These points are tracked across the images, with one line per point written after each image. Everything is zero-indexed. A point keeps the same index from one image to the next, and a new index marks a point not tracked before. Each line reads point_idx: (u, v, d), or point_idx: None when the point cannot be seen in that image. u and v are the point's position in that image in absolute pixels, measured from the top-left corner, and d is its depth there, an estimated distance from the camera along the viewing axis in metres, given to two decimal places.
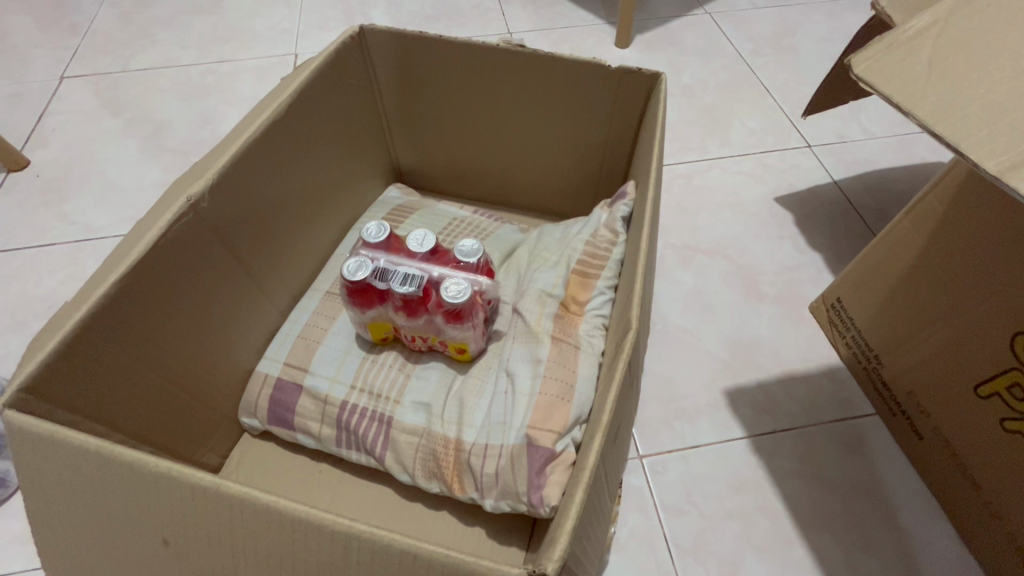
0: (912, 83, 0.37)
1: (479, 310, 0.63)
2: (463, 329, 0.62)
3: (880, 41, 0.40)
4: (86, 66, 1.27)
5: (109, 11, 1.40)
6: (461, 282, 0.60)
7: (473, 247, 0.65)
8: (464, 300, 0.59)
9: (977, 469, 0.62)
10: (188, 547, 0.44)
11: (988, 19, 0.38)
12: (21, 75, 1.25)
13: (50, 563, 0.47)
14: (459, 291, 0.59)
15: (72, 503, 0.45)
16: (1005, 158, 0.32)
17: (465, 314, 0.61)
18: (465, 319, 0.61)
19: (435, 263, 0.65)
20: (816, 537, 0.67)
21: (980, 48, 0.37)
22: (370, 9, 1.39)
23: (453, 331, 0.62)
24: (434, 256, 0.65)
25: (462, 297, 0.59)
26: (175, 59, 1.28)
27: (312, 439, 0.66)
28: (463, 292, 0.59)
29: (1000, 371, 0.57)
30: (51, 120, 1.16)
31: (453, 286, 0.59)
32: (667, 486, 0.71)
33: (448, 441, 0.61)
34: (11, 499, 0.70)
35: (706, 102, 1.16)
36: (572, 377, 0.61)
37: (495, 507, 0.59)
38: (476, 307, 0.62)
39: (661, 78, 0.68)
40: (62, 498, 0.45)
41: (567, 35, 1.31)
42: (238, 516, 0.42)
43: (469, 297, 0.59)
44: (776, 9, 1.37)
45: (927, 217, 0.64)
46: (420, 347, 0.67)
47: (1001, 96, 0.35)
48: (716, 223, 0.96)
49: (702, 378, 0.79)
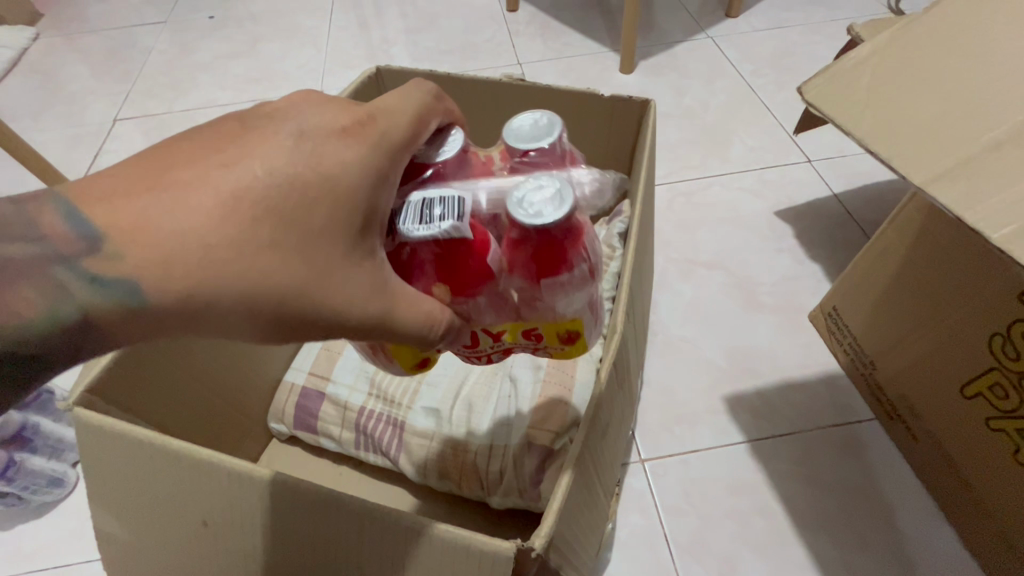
0: (854, 107, 0.42)
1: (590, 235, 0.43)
2: (577, 268, 0.40)
3: (825, 71, 0.45)
4: (135, 109, 1.40)
5: (156, 59, 1.55)
6: (554, 183, 0.40)
7: (534, 134, 0.48)
8: (568, 212, 0.39)
9: (968, 468, 0.64)
10: (223, 526, 0.50)
11: (919, 45, 0.43)
12: (80, 119, 1.39)
13: (119, 542, 0.55)
14: (555, 197, 0.39)
15: (130, 487, 0.52)
16: (931, 171, 0.36)
17: (576, 236, 0.40)
18: (578, 246, 0.40)
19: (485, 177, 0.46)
20: (813, 537, 0.70)
21: (912, 72, 0.42)
22: (390, 46, 1.50)
23: (562, 277, 0.40)
24: (475, 172, 0.47)
25: (563, 207, 0.39)
26: (214, 100, 1.40)
27: (334, 442, 0.71)
28: (562, 197, 0.39)
29: (982, 372, 0.60)
30: (104, 158, 1.28)
31: (540, 189, 0.40)
32: (667, 488, 0.74)
33: (456, 442, 0.66)
34: (71, 495, 0.78)
35: (706, 122, 1.21)
36: (570, 381, 0.66)
37: (501, 503, 0.63)
38: (584, 226, 0.42)
39: (650, 104, 0.72)
40: (124, 484, 0.52)
41: (573, 64, 1.39)
42: (270, 500, 0.48)
43: (575, 204, 0.39)
44: (775, 31, 1.42)
45: (909, 224, 0.67)
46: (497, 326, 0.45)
47: (929, 114, 0.39)
48: (716, 237, 1.00)
49: (702, 385, 0.82)
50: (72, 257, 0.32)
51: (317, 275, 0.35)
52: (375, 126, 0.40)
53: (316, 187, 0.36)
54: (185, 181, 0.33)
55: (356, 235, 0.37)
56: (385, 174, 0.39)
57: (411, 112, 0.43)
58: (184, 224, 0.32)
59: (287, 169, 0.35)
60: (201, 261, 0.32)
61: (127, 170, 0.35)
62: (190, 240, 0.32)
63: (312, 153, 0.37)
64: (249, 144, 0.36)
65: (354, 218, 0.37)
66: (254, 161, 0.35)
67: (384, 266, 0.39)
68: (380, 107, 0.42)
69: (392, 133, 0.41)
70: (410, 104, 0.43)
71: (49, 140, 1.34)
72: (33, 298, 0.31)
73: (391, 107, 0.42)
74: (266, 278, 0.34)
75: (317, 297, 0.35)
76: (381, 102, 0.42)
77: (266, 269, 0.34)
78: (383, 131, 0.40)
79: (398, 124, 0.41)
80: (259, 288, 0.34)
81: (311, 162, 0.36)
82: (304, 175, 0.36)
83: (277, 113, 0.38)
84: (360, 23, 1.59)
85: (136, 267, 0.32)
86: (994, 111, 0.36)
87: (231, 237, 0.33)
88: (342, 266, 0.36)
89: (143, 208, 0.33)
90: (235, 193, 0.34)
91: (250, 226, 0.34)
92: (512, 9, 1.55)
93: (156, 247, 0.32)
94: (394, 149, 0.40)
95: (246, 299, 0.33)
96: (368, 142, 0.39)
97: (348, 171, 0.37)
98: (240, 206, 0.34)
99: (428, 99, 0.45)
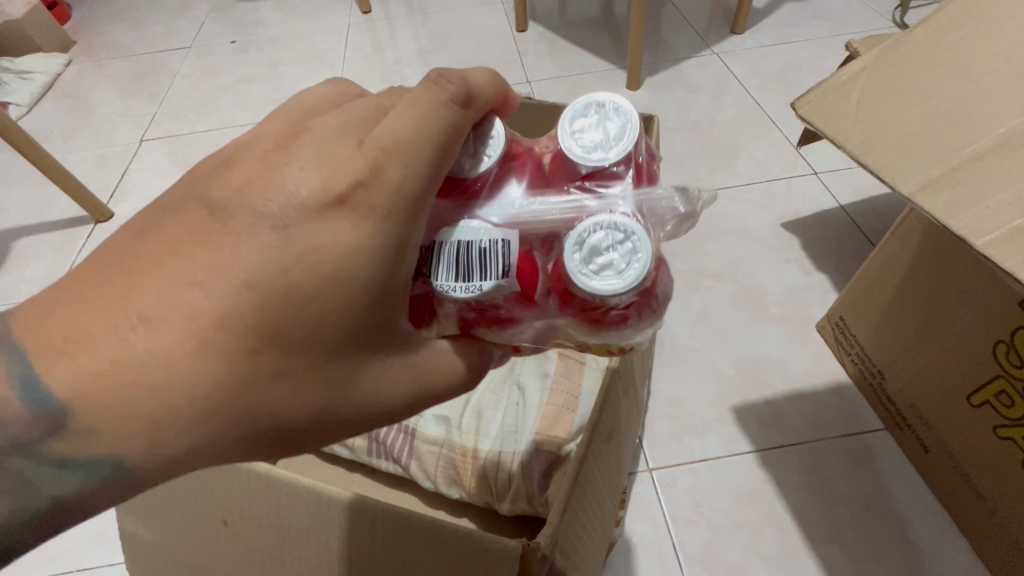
0: (843, 121, 0.46)
1: (665, 282, 0.37)
2: (643, 321, 0.37)
3: (819, 87, 0.50)
4: (160, 131, 1.46)
5: (181, 82, 1.62)
6: (628, 235, 0.35)
7: (601, 140, 0.39)
8: (642, 278, 0.34)
9: (979, 477, 0.64)
10: (243, 527, 0.53)
11: (907, 60, 0.46)
12: (109, 140, 1.45)
13: (148, 546, 0.57)
14: (629, 257, 0.34)
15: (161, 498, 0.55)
16: (917, 182, 0.39)
17: (646, 293, 0.36)
18: (648, 302, 0.36)
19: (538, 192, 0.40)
20: (823, 548, 0.70)
21: (899, 86, 0.45)
22: (404, 67, 1.55)
23: (622, 334, 0.37)
24: (525, 182, 0.40)
25: (640, 271, 0.34)
26: (235, 120, 1.46)
27: (348, 450, 0.73)
28: (637, 257, 0.34)
29: (988, 380, 0.60)
30: (131, 177, 1.34)
31: (610, 241, 0.35)
32: (677, 498, 0.74)
33: (466, 449, 0.67)
34: None
35: (713, 136, 1.23)
36: (577, 389, 0.68)
37: (511, 509, 0.65)
38: (660, 273, 0.37)
39: (653, 119, 0.73)
40: (155, 499, 0.55)
41: (581, 82, 1.42)
42: (293, 502, 0.51)
43: (651, 268, 0.35)
44: (780, 46, 1.44)
45: (910, 235, 0.68)
46: (537, 351, 0.44)
47: (916, 127, 0.42)
48: (724, 249, 1.01)
49: (711, 396, 0.83)
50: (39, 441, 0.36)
51: (330, 385, 0.36)
52: (374, 188, 0.34)
53: (315, 294, 0.34)
54: (167, 315, 0.33)
55: (366, 332, 0.36)
56: (400, 246, 0.35)
57: (419, 145, 0.35)
58: (179, 362, 0.33)
59: (277, 280, 0.34)
60: (212, 394, 0.34)
61: (103, 295, 0.34)
62: (197, 381, 0.34)
63: (308, 249, 0.34)
64: (232, 256, 0.34)
65: (357, 317, 0.35)
66: (244, 280, 0.34)
67: (406, 350, 0.37)
68: (382, 149, 0.34)
69: (398, 189, 0.35)
70: (421, 128, 0.35)
71: (79, 160, 1.41)
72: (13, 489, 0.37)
73: (394, 143, 0.34)
74: (284, 398, 0.35)
75: (333, 402, 0.37)
76: (383, 134, 0.35)
77: (279, 390, 0.35)
78: (384, 191, 0.34)
79: (403, 172, 0.34)
80: (283, 396, 0.35)
81: (302, 257, 0.34)
82: (297, 279, 0.34)
83: (256, 191, 0.35)
84: (375, 45, 1.65)
85: (125, 419, 0.34)
86: (977, 121, 0.39)
87: (237, 370, 0.34)
88: (354, 367, 0.36)
89: (130, 351, 0.33)
90: (230, 323, 0.34)
91: (253, 356, 0.34)
92: (521, 29, 1.60)
93: (158, 397, 0.34)
94: (404, 209, 0.35)
95: (267, 419, 0.36)
96: (368, 215, 0.34)
97: (346, 262, 0.34)
98: (235, 335, 0.34)
99: (446, 109, 0.35)
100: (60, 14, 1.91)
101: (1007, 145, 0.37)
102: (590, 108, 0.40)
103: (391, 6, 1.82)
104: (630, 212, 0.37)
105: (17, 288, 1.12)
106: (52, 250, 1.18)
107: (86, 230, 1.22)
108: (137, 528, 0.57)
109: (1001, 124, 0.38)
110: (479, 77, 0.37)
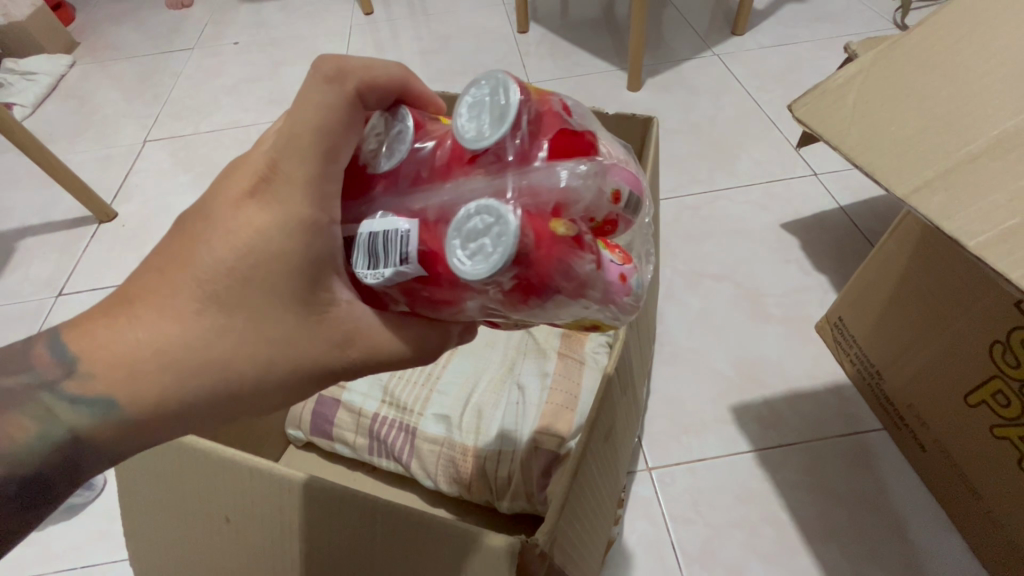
0: (840, 123, 0.46)
1: (569, 254, 0.34)
2: (545, 297, 0.35)
3: (816, 88, 0.50)
4: (164, 131, 1.47)
5: (184, 83, 1.63)
6: (495, 218, 0.33)
7: (487, 119, 0.37)
8: (508, 261, 0.32)
9: (977, 478, 0.64)
10: (247, 523, 0.53)
11: (903, 62, 0.46)
12: (113, 140, 1.47)
13: (158, 541, 0.58)
14: (496, 240, 0.33)
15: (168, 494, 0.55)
16: (911, 183, 0.40)
17: (532, 266, 0.34)
18: (543, 277, 0.34)
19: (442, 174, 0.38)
20: (821, 547, 0.70)
21: (896, 89, 0.45)
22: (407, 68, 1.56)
23: (530, 307, 0.36)
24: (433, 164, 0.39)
25: (505, 252, 0.32)
26: (238, 121, 1.47)
27: (349, 448, 0.73)
28: (502, 240, 0.32)
29: (984, 380, 0.60)
30: (134, 177, 1.35)
31: (480, 224, 0.33)
32: (676, 497, 0.75)
33: (466, 448, 0.68)
34: (96, 499, 0.82)
35: (713, 137, 1.23)
36: (577, 388, 0.68)
37: (510, 507, 0.66)
38: (550, 246, 0.34)
39: (653, 121, 0.74)
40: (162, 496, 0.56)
41: (582, 83, 1.43)
42: (291, 499, 0.51)
43: (516, 248, 0.32)
44: (781, 48, 1.45)
45: (908, 236, 0.68)
46: (501, 321, 0.42)
47: (911, 129, 0.42)
48: (723, 250, 1.02)
49: (710, 396, 0.83)
50: (57, 385, 0.39)
51: (277, 344, 0.38)
52: (281, 178, 0.37)
53: (247, 265, 0.37)
54: (130, 311, 0.38)
55: (300, 294, 0.38)
56: (319, 226, 0.37)
57: (308, 134, 0.36)
58: (142, 348, 0.38)
59: (212, 269, 0.37)
60: (171, 374, 0.38)
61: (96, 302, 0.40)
62: (158, 362, 0.38)
63: (234, 234, 0.37)
64: (181, 253, 0.38)
65: (287, 290, 0.37)
66: (194, 258, 0.38)
67: (341, 317, 0.39)
68: (280, 145, 0.37)
69: (300, 175, 0.36)
70: (308, 120, 0.36)
71: (83, 161, 1.42)
72: (32, 425, 0.39)
73: (290, 134, 0.37)
74: (242, 357, 0.38)
75: (289, 359, 0.39)
76: (281, 133, 0.37)
77: (235, 348, 0.38)
78: (288, 179, 0.36)
79: (302, 161, 0.36)
80: (239, 371, 0.38)
81: (229, 246, 0.37)
82: (226, 264, 0.37)
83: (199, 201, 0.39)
84: (377, 46, 1.66)
85: (107, 401, 0.38)
86: (971, 124, 0.40)
87: (194, 331, 0.37)
88: (297, 328, 0.38)
89: (108, 344, 0.39)
90: (183, 291, 0.37)
91: (204, 319, 0.37)
92: (523, 31, 1.61)
93: (134, 380, 0.38)
94: (311, 193, 0.36)
95: (232, 376, 0.38)
96: (280, 202, 0.36)
97: (266, 245, 0.37)
98: (186, 300, 0.37)
99: (332, 96, 0.37)
100: (64, 16, 1.92)
101: (1001, 147, 0.38)
102: (476, 89, 0.39)
103: (393, 7, 1.83)
104: (506, 198, 0.35)
105: (22, 287, 1.13)
106: (56, 250, 1.19)
107: (90, 230, 1.22)
108: (148, 527, 0.57)
109: (994, 127, 0.39)
110: (359, 62, 0.38)
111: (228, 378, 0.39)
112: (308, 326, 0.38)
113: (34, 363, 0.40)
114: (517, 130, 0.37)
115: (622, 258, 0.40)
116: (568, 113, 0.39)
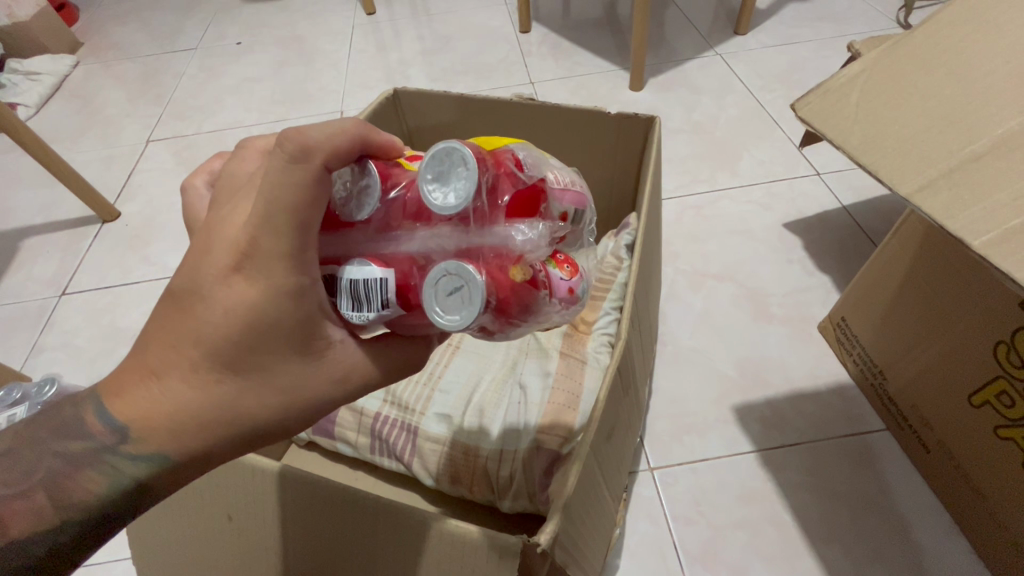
0: (842, 123, 0.46)
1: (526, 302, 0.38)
2: (511, 330, 0.39)
3: (819, 88, 0.49)
4: (166, 131, 1.47)
5: (187, 82, 1.63)
6: (466, 283, 0.34)
7: (446, 183, 0.37)
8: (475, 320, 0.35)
9: (979, 478, 0.64)
10: (248, 522, 0.53)
11: (906, 63, 0.46)
12: (116, 140, 1.47)
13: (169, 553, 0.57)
14: (464, 302, 0.35)
15: (190, 514, 0.55)
16: (915, 183, 0.40)
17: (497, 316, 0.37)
18: (509, 316, 0.37)
19: (410, 225, 0.39)
20: (825, 548, 0.70)
21: (899, 90, 0.45)
22: (408, 68, 1.56)
23: (499, 337, 0.40)
24: (402, 215, 0.39)
25: (472, 313, 0.34)
26: (240, 121, 1.47)
27: (350, 447, 0.73)
28: (471, 304, 0.34)
29: (989, 381, 0.60)
30: (137, 177, 1.35)
31: (450, 286, 0.35)
32: (677, 498, 0.75)
33: (468, 448, 0.68)
34: None
35: (715, 137, 1.23)
36: (578, 388, 0.68)
37: (512, 506, 0.66)
38: (513, 299, 0.37)
39: (655, 120, 0.73)
40: (184, 517, 0.56)
41: (584, 82, 1.42)
42: (290, 497, 0.51)
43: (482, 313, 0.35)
44: (784, 47, 1.44)
45: (912, 236, 0.68)
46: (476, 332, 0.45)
47: (915, 129, 0.42)
48: (726, 249, 1.01)
49: (712, 396, 0.83)
50: (112, 447, 0.38)
51: (289, 392, 0.38)
52: (259, 253, 0.35)
53: (249, 331, 0.36)
54: (146, 389, 0.37)
55: (300, 344, 0.38)
56: (302, 290, 0.36)
57: (279, 209, 0.34)
58: (168, 420, 0.37)
59: (215, 341, 0.36)
60: (201, 437, 0.37)
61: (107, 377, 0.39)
62: (186, 430, 0.37)
63: (224, 306, 0.35)
64: (179, 329, 0.36)
65: (290, 346, 0.37)
66: (193, 331, 0.36)
67: (340, 357, 0.40)
68: (250, 221, 0.34)
69: (278, 249, 0.35)
70: (274, 196, 0.34)
71: (86, 160, 1.42)
72: (99, 478, 0.38)
73: (258, 212, 0.34)
74: (262, 410, 0.38)
75: (307, 403, 0.39)
76: (250, 209, 0.34)
77: (252, 404, 0.38)
78: (268, 252, 0.34)
79: (278, 236, 0.34)
80: (263, 424, 0.38)
81: (225, 321, 0.35)
82: (224, 337, 0.36)
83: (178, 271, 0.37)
84: (379, 46, 1.66)
85: (144, 469, 0.38)
86: (975, 124, 0.39)
87: (214, 396, 0.37)
88: (304, 372, 0.38)
89: (130, 421, 0.37)
90: (191, 362, 0.36)
91: (219, 383, 0.37)
92: (525, 31, 1.61)
93: (165, 448, 0.37)
94: (288, 264, 0.35)
95: (255, 428, 0.38)
96: (263, 276, 0.35)
97: (263, 316, 0.36)
98: (197, 373, 0.36)
99: (288, 170, 0.33)
100: (68, 16, 1.93)
101: (1006, 146, 0.37)
102: (439, 151, 0.37)
103: (395, 8, 1.83)
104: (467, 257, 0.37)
105: (26, 287, 1.13)
106: (59, 250, 1.19)
107: (94, 229, 1.23)
108: (165, 542, 0.57)
109: (998, 127, 0.38)
110: (320, 131, 0.34)
111: (255, 433, 0.39)
112: (315, 371, 0.39)
113: (86, 424, 0.38)
114: (479, 195, 0.37)
115: (570, 273, 0.41)
116: (521, 168, 0.40)
